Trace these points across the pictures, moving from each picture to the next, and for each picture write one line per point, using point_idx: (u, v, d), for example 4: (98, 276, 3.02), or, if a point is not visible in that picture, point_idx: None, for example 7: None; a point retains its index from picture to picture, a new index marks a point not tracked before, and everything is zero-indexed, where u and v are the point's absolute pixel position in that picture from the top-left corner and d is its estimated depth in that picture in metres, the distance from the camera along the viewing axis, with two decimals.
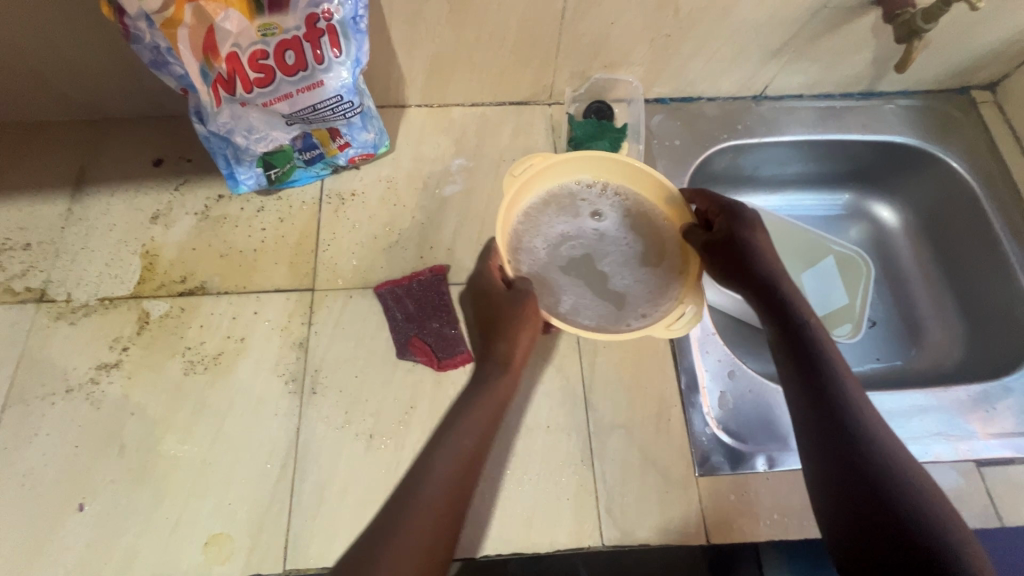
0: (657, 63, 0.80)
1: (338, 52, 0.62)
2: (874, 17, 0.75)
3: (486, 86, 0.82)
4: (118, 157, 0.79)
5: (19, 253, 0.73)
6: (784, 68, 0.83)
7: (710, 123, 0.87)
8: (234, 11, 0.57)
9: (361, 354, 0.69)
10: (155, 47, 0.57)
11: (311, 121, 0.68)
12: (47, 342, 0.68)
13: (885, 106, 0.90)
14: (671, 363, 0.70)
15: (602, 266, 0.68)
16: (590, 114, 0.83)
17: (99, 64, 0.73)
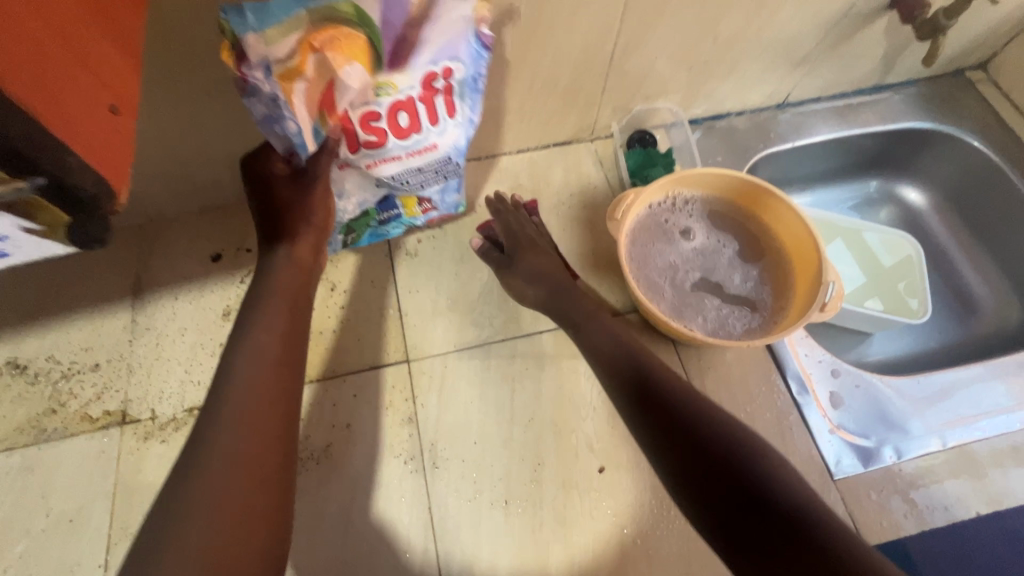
0: (693, 88, 0.84)
1: (452, 113, 0.61)
2: (887, 21, 0.80)
3: (533, 132, 0.84)
4: (171, 257, 0.76)
5: (90, 376, 0.68)
6: (806, 76, 0.88)
7: (744, 135, 0.91)
8: (358, 66, 0.52)
9: (474, 419, 0.67)
10: (273, 98, 0.52)
11: (407, 184, 0.68)
12: (143, 465, 0.64)
13: (894, 96, 0.96)
14: (777, 372, 0.71)
15: (720, 272, 0.73)
16: (635, 144, 0.85)
17: (150, 167, 0.70)
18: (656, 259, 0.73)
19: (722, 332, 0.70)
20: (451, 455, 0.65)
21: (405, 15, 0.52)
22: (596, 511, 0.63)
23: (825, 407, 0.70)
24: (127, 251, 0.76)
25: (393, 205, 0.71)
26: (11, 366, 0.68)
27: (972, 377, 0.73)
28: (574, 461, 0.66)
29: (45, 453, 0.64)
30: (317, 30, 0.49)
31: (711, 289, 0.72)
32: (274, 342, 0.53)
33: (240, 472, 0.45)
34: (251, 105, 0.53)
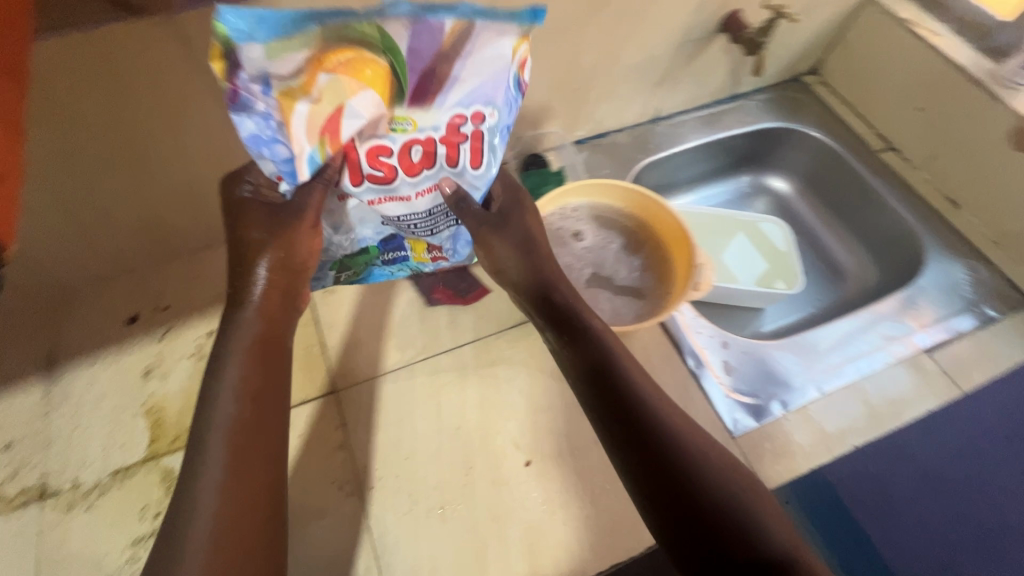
0: (571, 112, 0.94)
1: (476, 163, 0.61)
2: (722, 41, 0.94)
3: None
4: (85, 325, 0.76)
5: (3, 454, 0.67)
6: (669, 92, 1.01)
7: (625, 149, 1.03)
8: (372, 94, 0.52)
9: (404, 435, 0.71)
10: (264, 117, 0.52)
11: (411, 227, 0.67)
12: (66, 536, 0.63)
13: (749, 102, 1.10)
14: (674, 350, 0.80)
15: (610, 266, 0.82)
16: (529, 166, 0.94)
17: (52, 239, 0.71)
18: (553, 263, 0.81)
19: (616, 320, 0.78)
20: (385, 473, 0.68)
21: (433, 46, 0.50)
22: (527, 503, 0.68)
23: (724, 382, 0.79)
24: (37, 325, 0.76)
25: (401, 247, 0.72)
26: None
27: (834, 332, 0.84)
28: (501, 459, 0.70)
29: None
30: (335, 50, 0.48)
31: (601, 287, 0.81)
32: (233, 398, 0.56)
33: (231, 526, 0.50)
34: (245, 122, 0.52)
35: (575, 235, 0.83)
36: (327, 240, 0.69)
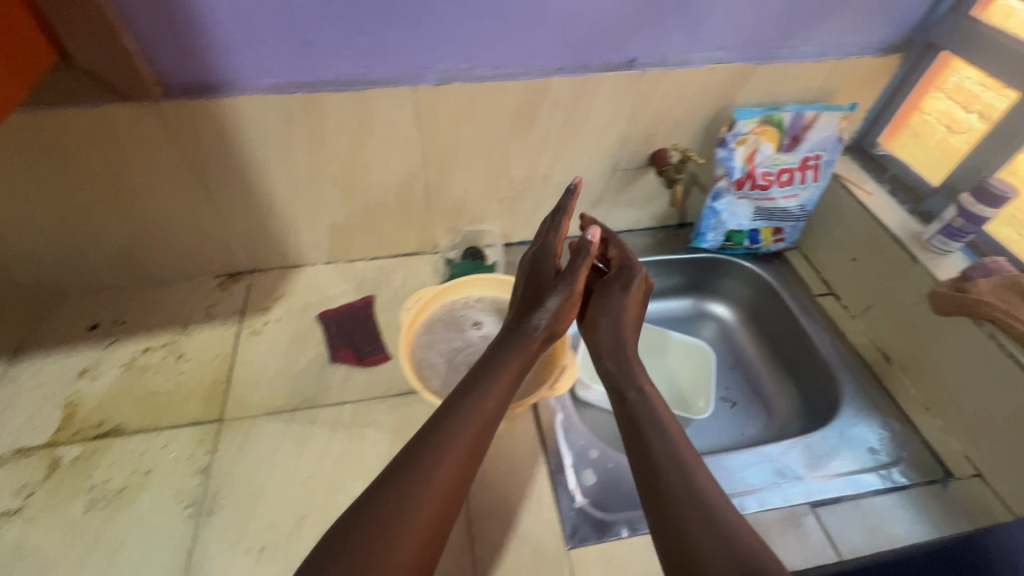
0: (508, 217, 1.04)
1: (815, 179, 1.00)
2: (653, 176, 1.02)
3: (381, 244, 1.02)
4: (290, 302, 0.98)
5: (178, 377, 0.86)
6: (611, 211, 1.09)
7: (566, 257, 1.10)
8: (771, 145, 0.96)
9: (505, 465, 0.78)
10: (731, 150, 0.95)
11: (771, 216, 1.04)
12: (234, 458, 0.77)
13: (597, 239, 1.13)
14: (738, 472, 0.81)
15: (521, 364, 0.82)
16: (467, 257, 1.04)
17: (282, 231, 0.95)
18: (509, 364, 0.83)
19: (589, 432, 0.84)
20: (480, 493, 0.75)
21: (803, 125, 0.95)
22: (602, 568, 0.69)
23: (787, 527, 0.75)
24: (259, 292, 0.99)
25: (757, 236, 1.06)
26: (144, 354, 0.88)
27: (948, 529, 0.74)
28: (549, 531, 0.72)
29: (117, 438, 0.78)
30: (761, 126, 0.94)
31: None
32: (461, 454, 0.58)
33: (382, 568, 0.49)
34: (721, 151, 0.95)
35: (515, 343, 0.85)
36: (513, 303, 0.89)
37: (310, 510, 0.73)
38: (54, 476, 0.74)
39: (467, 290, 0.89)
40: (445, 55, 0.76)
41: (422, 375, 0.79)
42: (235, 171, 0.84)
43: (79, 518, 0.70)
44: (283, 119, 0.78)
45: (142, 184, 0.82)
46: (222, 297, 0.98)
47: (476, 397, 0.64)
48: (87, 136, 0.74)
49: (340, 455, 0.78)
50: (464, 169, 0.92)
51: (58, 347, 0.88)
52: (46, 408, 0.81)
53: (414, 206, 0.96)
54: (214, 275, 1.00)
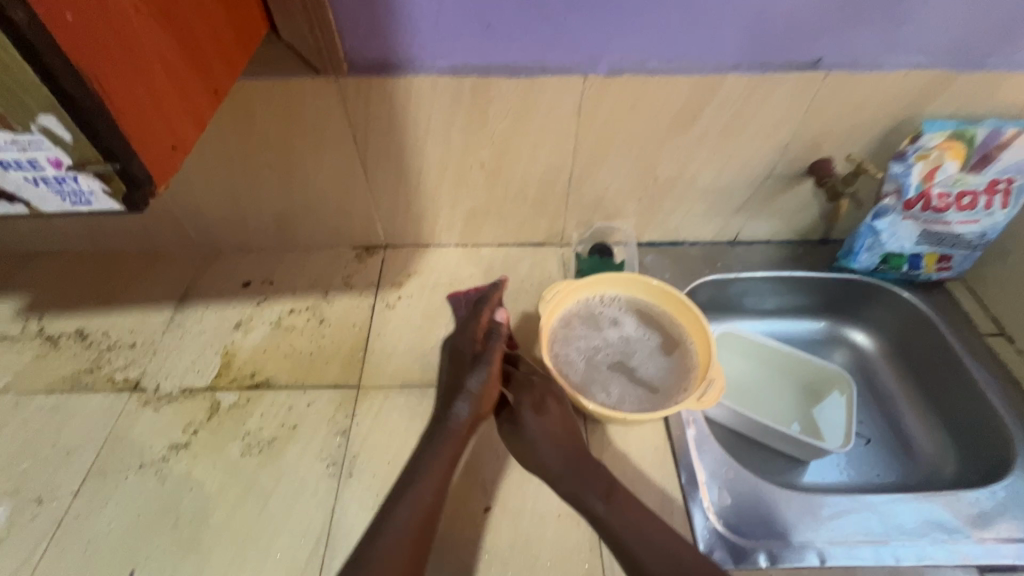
0: (643, 217, 1.01)
1: (1003, 205, 0.88)
2: (809, 186, 0.94)
3: (511, 232, 1.02)
4: (421, 280, 1.00)
5: (320, 340, 0.90)
6: (750, 221, 1.03)
7: (695, 262, 1.05)
8: (955, 164, 0.86)
9: (636, 472, 0.76)
10: (910, 166, 0.86)
11: (940, 242, 0.94)
12: (372, 425, 0.80)
13: (731, 249, 1.08)
14: (889, 519, 0.74)
15: (658, 371, 0.80)
16: (594, 253, 1.01)
17: (422, 211, 0.97)
18: (645, 369, 0.80)
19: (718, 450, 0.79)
20: None
21: (998, 143, 0.84)
22: None
23: None
24: (392, 267, 1.02)
25: (919, 262, 0.97)
26: (289, 315, 0.94)
27: None
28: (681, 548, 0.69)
29: (267, 391, 0.83)
30: (948, 142, 0.84)
31: (643, 380, 0.79)
32: (430, 491, 0.65)
33: None
34: (897, 166, 0.87)
35: (651, 348, 0.82)
36: (650, 306, 0.86)
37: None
38: (215, 417, 0.80)
39: (604, 288, 0.87)
40: (622, 45, 0.74)
41: (561, 369, 0.79)
42: (394, 148, 0.86)
43: (236, 460, 0.76)
44: (451, 100, 0.79)
45: (309, 155, 0.86)
46: (359, 268, 1.02)
47: (426, 468, 0.67)
48: (272, 106, 0.78)
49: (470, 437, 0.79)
50: (612, 163, 0.90)
51: (216, 299, 0.96)
52: (208, 354, 0.88)
53: (553, 197, 0.95)
54: (352, 247, 1.04)
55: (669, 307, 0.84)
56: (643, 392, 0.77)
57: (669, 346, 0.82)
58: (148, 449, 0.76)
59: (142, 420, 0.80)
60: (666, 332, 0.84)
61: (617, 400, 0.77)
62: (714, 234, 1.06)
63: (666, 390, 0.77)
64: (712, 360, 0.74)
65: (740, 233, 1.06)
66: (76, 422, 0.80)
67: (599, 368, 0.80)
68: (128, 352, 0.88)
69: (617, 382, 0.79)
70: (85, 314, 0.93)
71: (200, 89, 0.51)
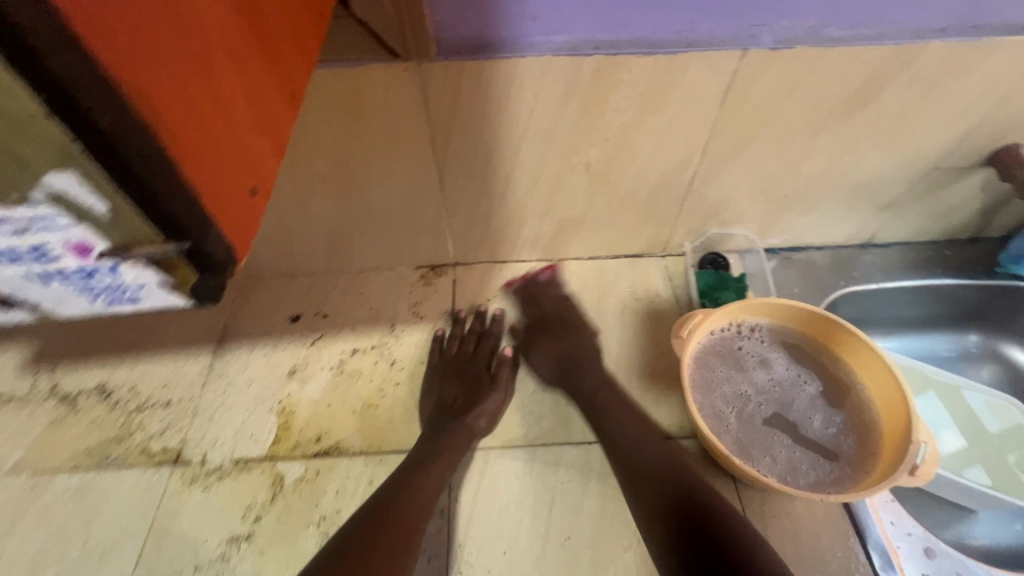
0: (768, 220, 0.84)
1: None
2: (982, 178, 0.77)
3: (607, 243, 0.85)
4: (503, 306, 0.83)
5: (395, 389, 0.74)
6: (893, 220, 0.85)
7: (824, 271, 0.89)
8: None
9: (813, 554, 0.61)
10: None
11: None
12: (477, 502, 0.65)
13: (862, 254, 0.91)
14: None
15: (828, 423, 0.64)
16: (706, 265, 0.85)
17: (503, 222, 0.80)
18: (812, 420, 0.64)
19: (905, 519, 0.63)
20: None
21: None
22: None
23: None
24: (466, 290, 0.85)
25: None
26: (352, 356, 0.77)
27: None
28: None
29: (339, 459, 0.68)
30: None
31: (813, 435, 0.63)
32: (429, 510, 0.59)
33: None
34: None
35: (811, 393, 0.66)
36: (800, 339, 0.69)
37: None
38: (280, 498, 0.65)
39: (743, 318, 0.69)
40: (799, 6, 0.55)
41: (713, 431, 0.63)
42: (481, 152, 0.68)
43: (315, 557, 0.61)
44: (564, 88, 0.61)
45: (373, 162, 0.69)
46: (426, 292, 0.85)
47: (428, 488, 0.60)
48: (332, 103, 0.61)
49: (599, 514, 0.64)
50: (748, 157, 0.72)
51: (262, 339, 0.79)
52: (260, 413, 0.72)
53: (667, 202, 0.78)
54: (416, 267, 0.87)
55: (828, 338, 0.67)
56: (817, 455, 0.61)
57: (833, 391, 0.66)
58: (202, 546, 0.62)
59: (191, 506, 0.65)
60: (825, 371, 0.67)
61: (789, 468, 0.61)
62: (846, 237, 0.89)
63: (847, 453, 0.62)
64: (911, 416, 0.57)
65: (876, 235, 0.89)
66: (109, 512, 0.65)
67: (755, 426, 0.64)
68: (162, 414, 0.72)
69: (781, 442, 0.63)
70: (105, 365, 0.77)
71: (276, 95, 0.34)
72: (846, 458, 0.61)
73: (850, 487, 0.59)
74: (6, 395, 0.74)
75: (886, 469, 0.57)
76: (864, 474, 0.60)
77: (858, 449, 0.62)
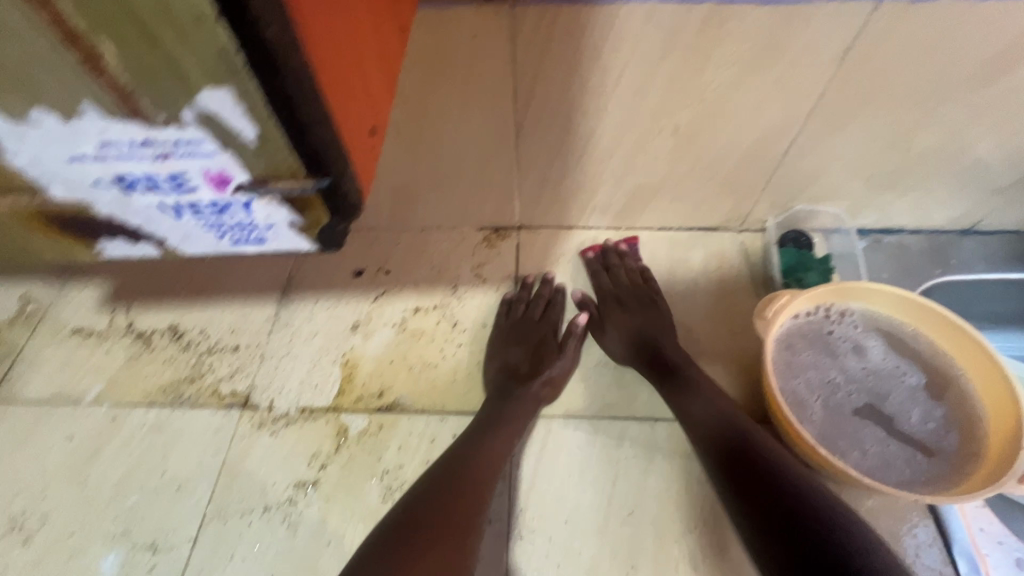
0: (865, 197, 0.77)
1: None
2: None
3: (681, 214, 0.81)
4: (569, 273, 0.81)
5: (456, 351, 0.73)
6: (1004, 205, 0.77)
7: (917, 257, 0.82)
8: None
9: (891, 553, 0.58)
10: None
11: None
12: (539, 470, 0.64)
13: (963, 241, 0.83)
14: None
15: (927, 419, 0.59)
16: (787, 242, 0.79)
17: (575, 185, 0.76)
18: (909, 415, 0.60)
19: (995, 532, 0.59)
20: None
21: None
22: None
23: None
24: (530, 254, 0.82)
25: None
26: (415, 314, 0.77)
27: None
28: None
29: (401, 416, 0.68)
30: None
31: (909, 431, 0.59)
32: None
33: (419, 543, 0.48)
34: None
35: (909, 386, 0.61)
36: (899, 327, 0.64)
37: (639, 559, 0.59)
38: (344, 449, 0.66)
39: (836, 301, 0.65)
40: None
41: (798, 418, 0.60)
42: (562, 108, 0.64)
43: (377, 508, 0.62)
44: (663, 40, 0.55)
45: (450, 112, 0.66)
46: (490, 254, 0.82)
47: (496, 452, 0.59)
48: (415, 49, 0.58)
49: (664, 492, 0.62)
50: (853, 128, 0.65)
51: (326, 292, 0.79)
52: (323, 364, 0.73)
53: (754, 172, 0.72)
54: (480, 228, 0.84)
55: (930, 329, 0.62)
56: (912, 452, 0.58)
57: (933, 386, 0.61)
58: (271, 488, 0.64)
59: (258, 449, 0.66)
60: (926, 365, 0.62)
61: (879, 463, 0.57)
62: (946, 221, 0.81)
63: (947, 452, 0.57)
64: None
65: (981, 221, 0.81)
66: (183, 448, 0.67)
67: (844, 416, 0.60)
68: (231, 358, 0.74)
69: (872, 435, 0.59)
70: (176, 307, 0.79)
71: (390, 24, 0.32)
72: (944, 457, 0.57)
73: (949, 489, 0.55)
74: (86, 329, 0.77)
75: (991, 475, 0.53)
76: (964, 476, 0.55)
77: (958, 449, 0.57)
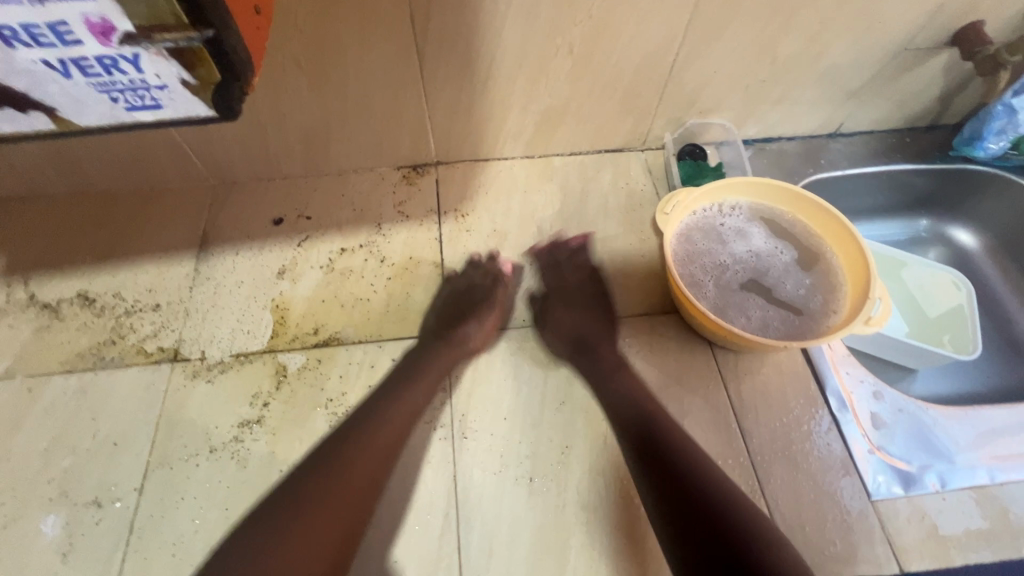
0: (745, 108, 0.85)
1: None
2: (944, 59, 0.80)
3: (588, 137, 0.86)
4: (489, 201, 0.84)
5: (387, 283, 0.76)
6: (859, 107, 0.89)
7: (794, 160, 0.93)
8: None
9: (779, 401, 0.68)
10: None
11: None
12: (476, 377, 0.69)
13: (830, 144, 0.94)
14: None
15: (799, 288, 0.69)
16: (684, 156, 0.87)
17: (485, 113, 0.79)
18: (785, 285, 0.69)
19: (859, 374, 0.71)
20: (755, 430, 0.67)
21: None
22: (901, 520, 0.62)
23: None
24: (450, 187, 0.85)
25: None
26: (342, 254, 0.78)
27: None
28: (839, 488, 0.63)
29: (339, 348, 0.70)
30: None
31: (784, 298, 0.68)
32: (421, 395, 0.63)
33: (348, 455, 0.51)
34: None
35: (785, 263, 0.71)
36: (776, 214, 0.73)
37: (573, 439, 0.65)
38: (285, 385, 0.67)
39: (725, 195, 0.73)
40: None
41: (694, 295, 0.68)
42: (461, 32, 0.66)
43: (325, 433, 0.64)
44: None
45: (349, 43, 0.65)
46: (410, 191, 0.84)
47: None
48: None
49: None
50: (726, 40, 0.72)
51: (247, 242, 0.78)
52: (253, 310, 0.73)
53: (648, 89, 0.78)
54: (398, 166, 0.86)
55: (801, 213, 0.72)
56: (786, 313, 0.67)
57: (805, 259, 0.71)
58: (214, 430, 0.64)
59: (195, 397, 0.66)
60: (799, 244, 0.72)
61: (761, 325, 0.67)
62: (815, 126, 0.92)
63: (814, 311, 0.67)
64: (872, 276, 0.63)
65: (843, 124, 0.92)
66: (114, 407, 0.66)
67: (731, 291, 0.69)
68: (153, 316, 0.72)
69: (754, 304, 0.68)
70: (83, 274, 0.75)
71: None
72: (812, 316, 0.67)
73: (813, 339, 0.65)
74: None
75: (845, 322, 0.63)
76: (826, 328, 0.66)
77: (822, 309, 0.67)
